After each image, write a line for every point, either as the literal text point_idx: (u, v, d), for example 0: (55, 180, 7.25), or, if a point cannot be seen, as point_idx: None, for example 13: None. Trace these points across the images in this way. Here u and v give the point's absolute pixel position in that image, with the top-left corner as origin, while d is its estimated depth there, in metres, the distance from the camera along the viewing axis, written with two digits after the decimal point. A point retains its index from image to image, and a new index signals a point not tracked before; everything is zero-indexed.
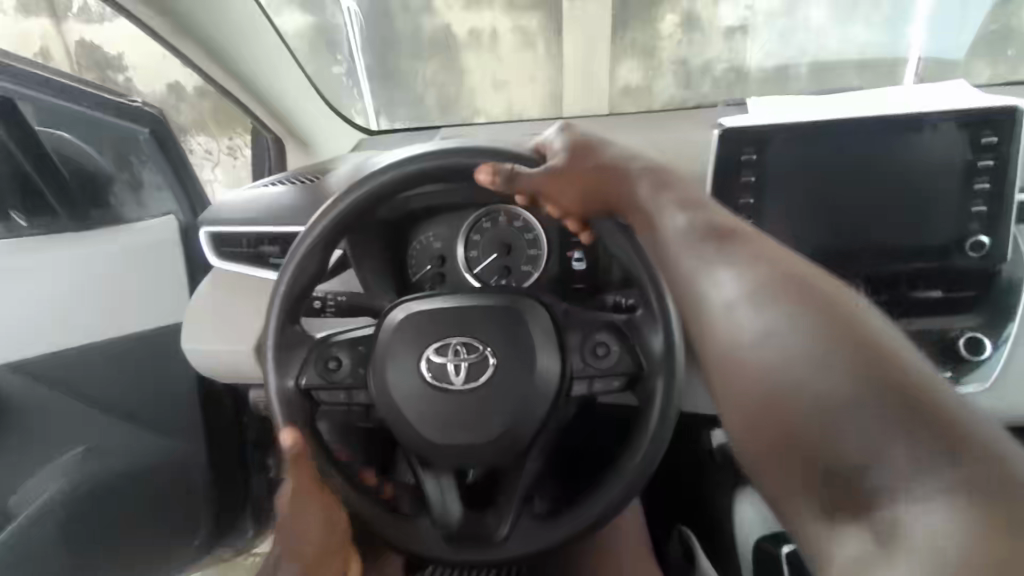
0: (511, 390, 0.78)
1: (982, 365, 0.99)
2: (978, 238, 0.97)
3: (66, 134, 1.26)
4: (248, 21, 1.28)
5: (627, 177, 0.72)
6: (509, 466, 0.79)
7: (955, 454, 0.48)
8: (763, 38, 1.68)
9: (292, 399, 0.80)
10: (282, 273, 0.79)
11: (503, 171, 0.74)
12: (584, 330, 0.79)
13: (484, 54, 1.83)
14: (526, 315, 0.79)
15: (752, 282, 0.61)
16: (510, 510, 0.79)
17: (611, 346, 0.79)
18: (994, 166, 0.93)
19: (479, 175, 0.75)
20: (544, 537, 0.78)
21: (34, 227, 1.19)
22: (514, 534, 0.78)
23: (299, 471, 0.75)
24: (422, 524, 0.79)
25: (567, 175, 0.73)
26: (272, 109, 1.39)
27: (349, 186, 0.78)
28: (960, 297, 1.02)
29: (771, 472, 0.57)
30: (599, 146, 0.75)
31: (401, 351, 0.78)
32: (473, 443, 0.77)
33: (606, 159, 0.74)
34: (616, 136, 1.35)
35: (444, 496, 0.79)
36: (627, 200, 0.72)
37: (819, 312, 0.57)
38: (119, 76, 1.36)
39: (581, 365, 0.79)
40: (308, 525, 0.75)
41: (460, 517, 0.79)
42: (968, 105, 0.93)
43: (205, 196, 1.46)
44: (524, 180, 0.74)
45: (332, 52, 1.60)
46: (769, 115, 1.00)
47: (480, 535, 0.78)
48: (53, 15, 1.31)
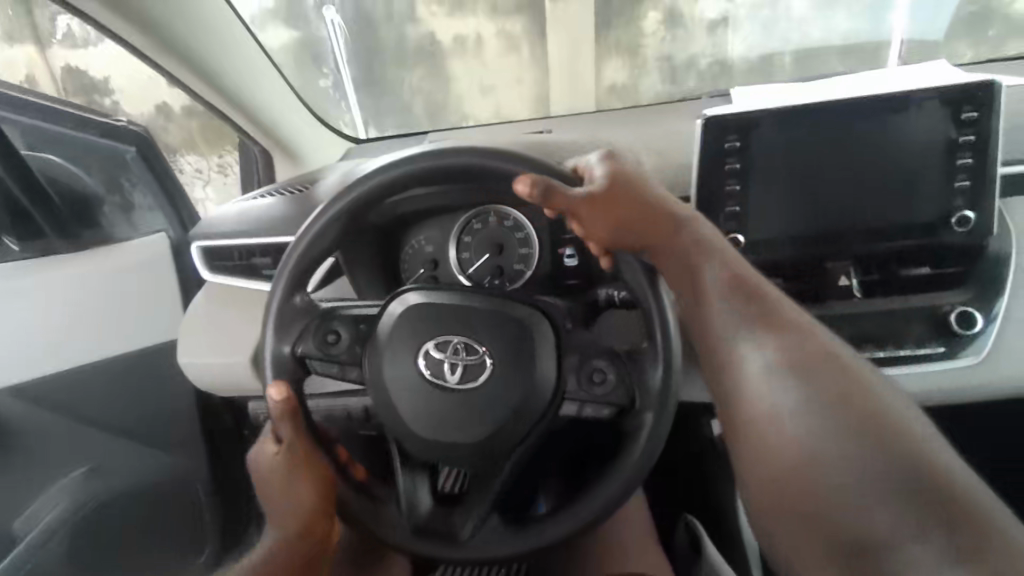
0: (508, 391, 0.78)
1: (976, 339, 1.02)
2: (962, 213, 0.97)
3: (55, 158, 1.27)
4: (227, 30, 1.26)
5: (676, 225, 0.74)
6: (493, 471, 0.80)
7: (969, 540, 0.52)
8: (746, 31, 1.69)
9: (285, 363, 0.81)
10: (292, 245, 0.80)
11: (545, 187, 0.70)
12: (583, 354, 0.80)
13: (470, 60, 1.83)
14: (530, 326, 0.78)
15: (783, 360, 0.67)
16: (479, 511, 0.80)
17: (607, 373, 0.80)
18: (975, 142, 0.94)
19: (518, 187, 0.70)
20: (510, 542, 0.79)
21: (28, 250, 1.20)
22: (478, 535, 0.79)
23: (285, 434, 0.77)
24: (387, 509, 0.82)
25: (611, 207, 0.72)
26: (256, 120, 1.38)
27: (338, 193, 0.79)
28: (950, 274, 1.02)
29: (791, 537, 0.61)
30: (643, 180, 0.75)
31: (398, 345, 0.78)
32: (460, 442, 0.78)
33: (652, 197, 0.74)
34: (602, 131, 1.36)
35: (414, 487, 0.81)
36: (670, 246, 0.74)
37: (846, 395, 0.63)
38: (106, 99, 1.35)
39: (575, 387, 0.80)
40: (292, 489, 0.77)
41: (428, 509, 0.81)
42: (950, 82, 0.93)
43: (196, 214, 1.46)
44: (563, 199, 0.71)
45: (318, 65, 1.61)
46: (754, 101, 1.00)
47: (446, 533, 0.80)
48: (38, 42, 1.26)
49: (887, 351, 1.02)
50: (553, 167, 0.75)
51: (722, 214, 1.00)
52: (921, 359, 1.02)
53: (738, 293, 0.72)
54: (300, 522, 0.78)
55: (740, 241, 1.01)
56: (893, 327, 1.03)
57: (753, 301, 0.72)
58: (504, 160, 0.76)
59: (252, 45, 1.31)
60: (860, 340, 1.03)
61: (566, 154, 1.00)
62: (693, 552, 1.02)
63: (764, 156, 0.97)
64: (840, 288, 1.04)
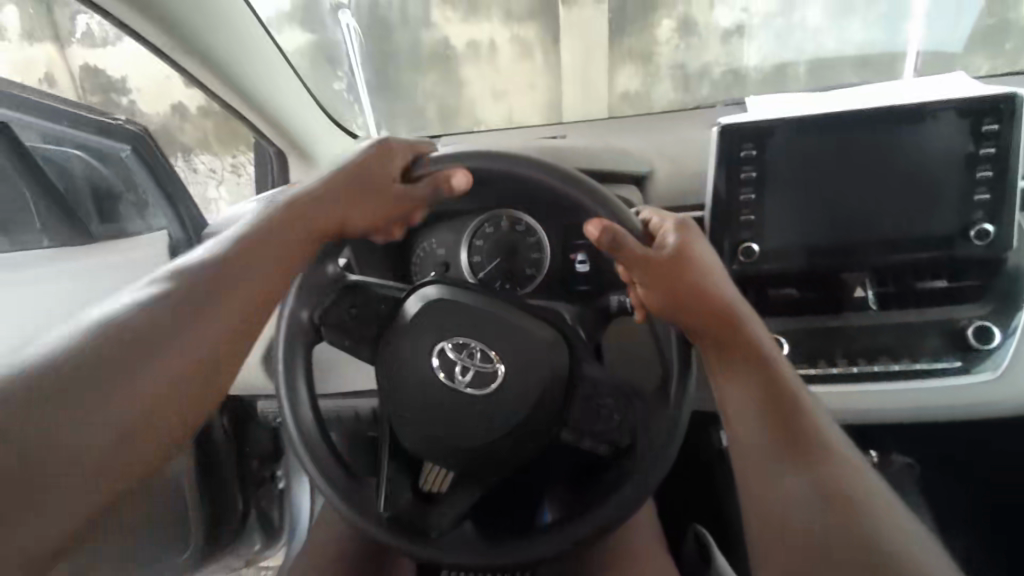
0: (521, 398, 0.77)
1: (992, 354, 0.99)
2: (981, 226, 0.96)
3: (77, 151, 1.31)
4: (247, 33, 1.27)
5: (732, 319, 0.74)
6: (487, 474, 0.80)
7: None
8: (760, 40, 1.71)
9: (296, 340, 0.80)
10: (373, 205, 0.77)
11: (612, 235, 0.72)
12: (592, 390, 0.79)
13: (483, 66, 1.95)
14: (540, 338, 0.78)
15: (815, 491, 0.64)
16: (451, 516, 0.80)
17: (614, 412, 0.79)
18: (995, 154, 0.93)
19: (588, 229, 0.74)
20: (475, 550, 0.79)
21: (52, 240, 1.33)
22: (446, 537, 0.79)
23: (420, 187, 0.76)
24: (368, 493, 0.80)
25: (670, 278, 0.73)
26: (271, 116, 1.33)
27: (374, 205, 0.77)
28: (967, 288, 1.01)
29: None
30: (710, 263, 0.76)
31: (410, 342, 0.78)
32: (462, 447, 0.77)
33: (713, 279, 0.75)
34: (615, 138, 1.36)
35: (393, 485, 0.80)
36: (718, 335, 0.73)
37: (873, 540, 0.59)
38: (123, 98, 1.48)
39: (580, 418, 0.79)
40: (367, 210, 0.76)
41: (408, 502, 0.80)
42: (970, 92, 0.92)
43: (200, 215, 1.42)
44: (629, 251, 0.73)
45: (332, 69, 1.56)
46: (769, 109, 0.99)
47: (416, 530, 0.79)
48: (59, 41, 1.53)
49: (903, 363, 1.00)
50: (613, 202, 0.75)
51: (735, 222, 1.00)
52: (936, 374, 0.99)
53: (774, 400, 0.70)
54: (332, 227, 0.75)
55: (755, 250, 1.00)
56: (909, 341, 1.01)
57: (784, 411, 0.69)
58: (529, 165, 0.75)
59: (267, 45, 1.31)
60: (875, 354, 1.01)
61: (582, 161, 0.99)
62: (702, 561, 1.01)
63: (780, 165, 0.97)
64: (855, 299, 1.03)
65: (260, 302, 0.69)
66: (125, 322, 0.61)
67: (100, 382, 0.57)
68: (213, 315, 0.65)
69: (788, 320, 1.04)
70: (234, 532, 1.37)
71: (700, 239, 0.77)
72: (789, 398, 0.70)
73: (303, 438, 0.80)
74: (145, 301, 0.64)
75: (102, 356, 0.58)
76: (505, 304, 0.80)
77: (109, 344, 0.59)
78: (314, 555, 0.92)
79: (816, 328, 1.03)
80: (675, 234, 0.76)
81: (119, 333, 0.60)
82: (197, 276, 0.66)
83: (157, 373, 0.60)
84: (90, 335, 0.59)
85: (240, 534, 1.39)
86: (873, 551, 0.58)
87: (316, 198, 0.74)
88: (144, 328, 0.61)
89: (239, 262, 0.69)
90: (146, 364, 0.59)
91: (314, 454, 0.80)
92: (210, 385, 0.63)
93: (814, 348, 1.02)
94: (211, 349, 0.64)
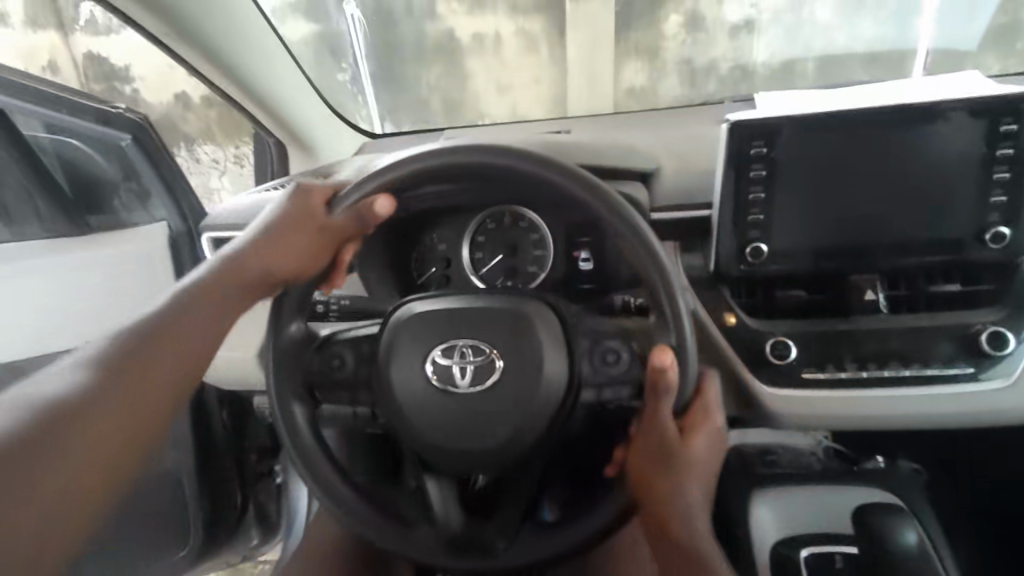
0: (519, 388, 0.74)
1: (1005, 361, 0.96)
2: (997, 229, 0.95)
3: (75, 141, 1.31)
4: (248, 21, 1.24)
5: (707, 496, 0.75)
6: (520, 473, 0.78)
7: None
8: (770, 36, 1.71)
9: (290, 391, 0.78)
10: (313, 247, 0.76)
11: (666, 384, 0.70)
12: (592, 336, 0.76)
13: (487, 59, 1.99)
14: (531, 316, 0.75)
15: None
16: (512, 520, 0.78)
17: (621, 351, 0.75)
18: (1014, 155, 0.91)
19: (657, 357, 0.70)
20: (540, 548, 0.76)
21: (48, 231, 1.27)
22: (510, 548, 0.77)
23: (345, 220, 0.75)
24: (421, 533, 0.79)
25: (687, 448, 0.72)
26: (269, 107, 1.32)
27: (315, 244, 0.76)
28: (982, 292, 0.99)
29: None
30: (704, 461, 0.74)
31: (406, 346, 0.75)
32: (487, 449, 0.75)
33: (694, 481, 0.73)
34: (620, 133, 1.34)
35: (445, 503, 0.79)
36: (672, 548, 0.73)
37: None
38: (126, 87, 1.50)
39: (590, 370, 0.76)
40: (304, 253, 0.76)
41: (461, 522, 0.79)
42: (987, 92, 0.89)
43: (200, 206, 1.46)
44: (655, 407, 0.71)
45: (337, 60, 1.54)
46: (783, 105, 0.96)
47: (479, 546, 0.77)
48: (61, 28, 1.49)
49: (914, 369, 0.98)
50: (611, 196, 0.72)
51: (743, 221, 0.98)
52: (946, 379, 0.96)
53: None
54: (276, 272, 0.75)
55: (763, 251, 0.99)
56: (919, 345, 0.98)
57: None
58: (530, 162, 0.72)
59: (268, 34, 1.28)
60: (884, 358, 0.99)
61: (584, 155, 0.96)
62: None
63: (790, 162, 0.94)
64: (865, 302, 1.01)
65: (207, 350, 0.71)
66: (65, 392, 0.61)
67: (41, 455, 0.57)
68: (157, 367, 0.66)
69: (796, 323, 1.02)
70: (229, 530, 1.34)
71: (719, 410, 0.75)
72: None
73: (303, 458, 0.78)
74: (79, 367, 0.64)
75: (38, 432, 0.58)
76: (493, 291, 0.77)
77: (56, 414, 0.59)
78: (307, 555, 0.90)
79: (822, 331, 1.01)
80: (694, 408, 0.73)
81: (61, 404, 0.60)
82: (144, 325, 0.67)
83: (97, 437, 0.60)
84: (27, 409, 0.59)
85: (236, 531, 1.36)
86: None
87: (255, 246, 0.74)
88: (86, 390, 0.62)
89: (180, 316, 0.69)
90: (85, 430, 0.60)
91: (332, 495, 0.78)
92: (162, 411, 0.66)
93: (823, 352, 1.00)
94: (157, 401, 0.66)
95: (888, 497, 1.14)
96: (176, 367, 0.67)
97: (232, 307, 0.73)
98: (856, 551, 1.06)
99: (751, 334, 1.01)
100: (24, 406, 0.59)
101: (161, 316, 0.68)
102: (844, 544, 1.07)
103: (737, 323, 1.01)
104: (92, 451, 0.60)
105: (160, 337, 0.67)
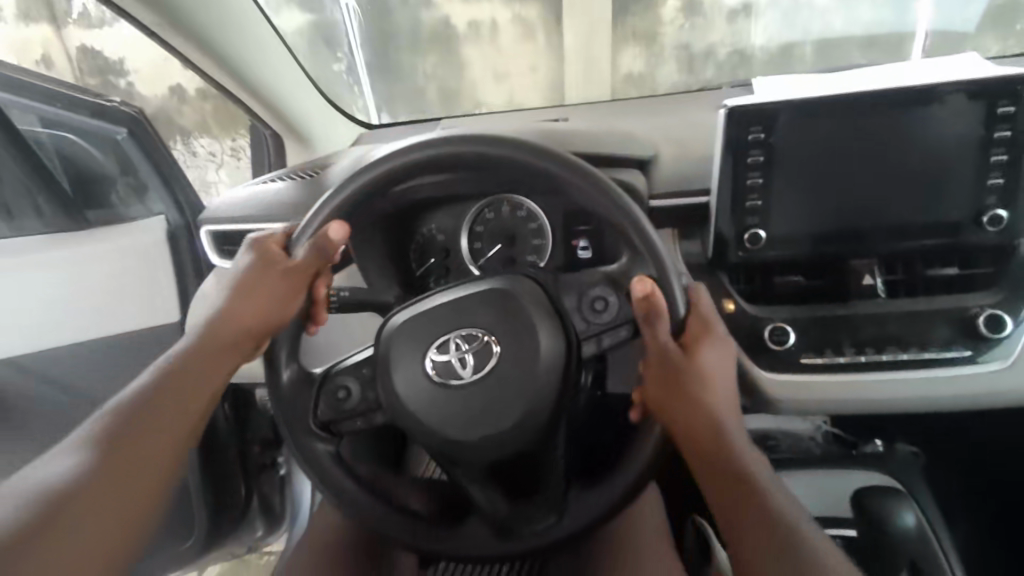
0: (517, 372, 0.73)
1: (1003, 343, 0.97)
2: (994, 212, 0.94)
3: (72, 136, 1.32)
4: (243, 14, 1.22)
5: (728, 401, 0.73)
6: (550, 455, 0.75)
7: None
8: (767, 19, 1.70)
9: (304, 434, 0.79)
10: (288, 294, 0.78)
11: (651, 308, 0.72)
12: (577, 288, 0.76)
13: (484, 46, 1.94)
14: (510, 289, 0.75)
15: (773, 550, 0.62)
16: (556, 495, 0.77)
17: (608, 297, 0.75)
18: (1010, 137, 0.90)
19: (636, 287, 0.72)
20: (592, 502, 0.76)
21: (48, 226, 1.28)
22: (569, 509, 0.77)
23: (307, 259, 0.77)
24: (471, 527, 0.79)
25: (694, 363, 0.72)
26: (262, 97, 1.32)
27: (291, 288, 0.78)
28: (979, 275, 0.99)
29: None
30: (715, 371, 0.73)
31: (403, 350, 0.76)
32: (509, 430, 0.72)
33: (715, 394, 0.71)
34: (617, 119, 1.34)
35: (488, 493, 0.76)
36: (707, 465, 0.69)
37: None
38: (121, 80, 1.43)
39: (584, 325, 0.76)
40: (278, 299, 0.78)
41: (509, 509, 0.76)
42: (984, 73, 0.88)
43: (198, 200, 1.43)
44: (652, 334, 0.72)
45: (332, 50, 1.58)
46: (780, 89, 0.95)
47: (531, 518, 0.77)
48: (53, 22, 1.41)
49: (912, 352, 0.98)
50: (604, 180, 0.73)
51: (742, 207, 0.98)
52: (944, 362, 0.97)
53: (766, 541, 0.62)
54: (253, 328, 0.77)
55: (762, 237, 0.99)
56: (917, 330, 0.99)
57: (780, 553, 0.61)
58: (526, 152, 0.73)
59: (261, 23, 1.27)
60: (882, 343, 0.99)
61: (579, 144, 0.98)
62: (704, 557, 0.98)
63: (788, 147, 0.94)
64: (864, 287, 1.01)
65: (201, 411, 0.74)
66: (64, 471, 0.65)
67: (30, 551, 0.58)
68: (145, 444, 0.68)
69: (796, 308, 1.02)
70: (234, 520, 1.36)
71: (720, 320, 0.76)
72: (788, 534, 0.62)
73: (316, 470, 0.78)
74: (76, 448, 0.67)
75: (32, 528, 0.60)
76: (473, 277, 0.78)
77: (57, 494, 0.62)
78: (312, 543, 0.89)
79: (819, 316, 1.02)
80: (692, 323, 0.74)
81: (62, 483, 0.63)
82: (130, 409, 0.70)
83: (94, 520, 0.63)
84: (27, 499, 0.62)
85: (241, 521, 1.38)
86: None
87: (228, 313, 0.77)
88: (77, 482, 0.64)
89: (171, 381, 0.73)
90: (73, 522, 0.61)
91: (345, 495, 0.78)
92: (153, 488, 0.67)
93: (821, 337, 1.01)
94: (158, 464, 0.68)
95: (885, 480, 1.16)
96: (173, 429, 0.71)
97: (218, 372, 0.76)
98: (854, 534, 1.08)
99: (749, 320, 1.03)
100: (24, 492, 0.62)
101: (145, 396, 0.71)
102: (845, 527, 1.09)
103: (736, 310, 1.03)
104: (95, 522, 0.63)
105: (152, 404, 0.71)
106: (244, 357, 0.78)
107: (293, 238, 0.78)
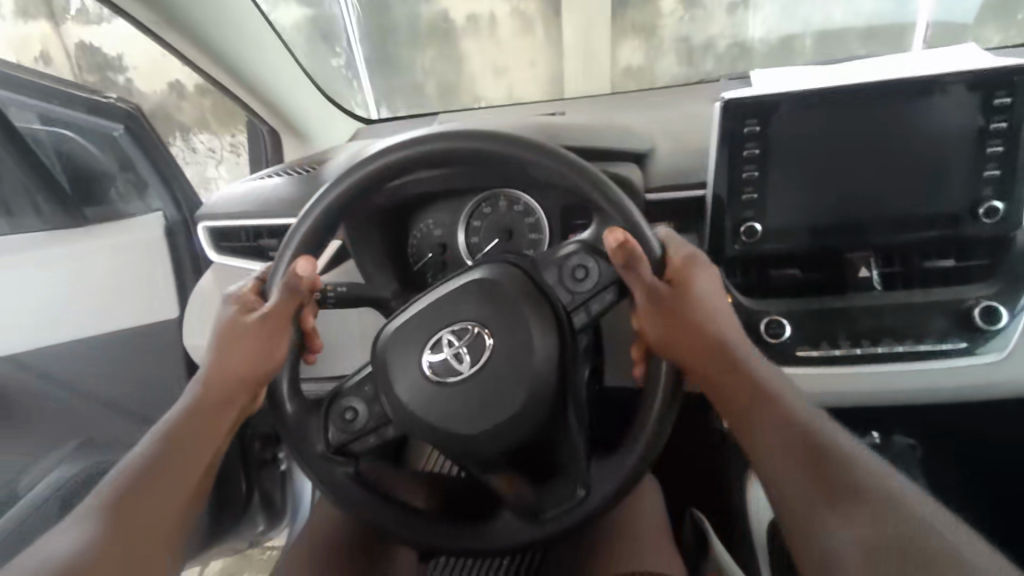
0: (512, 360, 0.73)
1: (999, 335, 0.97)
2: (991, 203, 0.94)
3: (70, 133, 1.32)
4: (243, 12, 1.21)
5: (729, 323, 0.72)
6: (561, 431, 0.75)
7: None
8: (766, 11, 1.70)
9: (320, 458, 0.79)
10: (272, 339, 0.75)
11: (628, 255, 0.69)
12: (556, 264, 0.76)
13: (483, 39, 1.94)
14: (493, 276, 0.75)
15: (787, 456, 0.62)
16: (578, 467, 0.76)
17: (587, 265, 0.76)
18: (1007, 129, 0.90)
19: (608, 239, 0.69)
20: (613, 470, 0.75)
21: (48, 224, 1.27)
22: (592, 485, 0.75)
23: (282, 300, 0.75)
24: (502, 521, 0.78)
25: (682, 292, 0.70)
26: (258, 91, 1.33)
27: (272, 333, 0.75)
28: (975, 266, 0.99)
29: (809, 541, 0.58)
30: (712, 297, 0.72)
31: (401, 352, 0.76)
32: (515, 413, 0.72)
33: (714, 319, 0.70)
34: (615, 112, 1.34)
35: (512, 482, 0.76)
36: (717, 388, 0.69)
37: (821, 469, 0.60)
38: (119, 77, 1.41)
39: (564, 291, 0.76)
40: (262, 344, 0.75)
41: (533, 492, 0.76)
42: (981, 65, 0.87)
43: (194, 195, 1.45)
44: (635, 276, 0.69)
45: (331, 45, 1.55)
46: (774, 81, 0.95)
47: (562, 500, 0.75)
48: (52, 17, 1.37)
49: (908, 345, 0.99)
50: (596, 174, 0.73)
51: (738, 200, 0.98)
52: (940, 354, 0.98)
53: (788, 453, 0.62)
54: (245, 382, 0.75)
55: (758, 230, 0.99)
56: (915, 322, 0.99)
57: (806, 462, 0.61)
58: (517, 146, 0.73)
59: (261, 22, 1.25)
60: (878, 335, 0.99)
61: (574, 137, 0.98)
62: (699, 547, 0.97)
63: (783, 139, 0.94)
64: (860, 280, 1.01)
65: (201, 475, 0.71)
66: (71, 543, 0.61)
67: None
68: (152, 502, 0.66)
69: (792, 301, 1.02)
70: (236, 515, 1.36)
71: (699, 252, 0.74)
72: (811, 442, 0.62)
73: (326, 480, 0.78)
74: (81, 519, 0.64)
75: None
76: (464, 268, 0.78)
77: (66, 566, 0.58)
78: (311, 533, 0.90)
79: (819, 310, 1.01)
80: (671, 260, 0.71)
81: (70, 554, 0.59)
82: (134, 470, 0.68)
83: None
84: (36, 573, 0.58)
85: (243, 516, 1.38)
86: (841, 470, 0.59)
87: (218, 367, 0.75)
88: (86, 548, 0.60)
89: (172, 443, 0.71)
90: None
91: (356, 500, 0.78)
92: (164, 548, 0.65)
93: (817, 330, 1.01)
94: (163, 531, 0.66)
95: None
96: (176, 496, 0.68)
97: (217, 433, 0.74)
98: None
99: (746, 313, 1.02)
100: (30, 568, 0.58)
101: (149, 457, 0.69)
102: None
103: (734, 303, 1.03)
104: None
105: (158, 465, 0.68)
106: (242, 408, 0.76)
107: (268, 284, 0.78)
